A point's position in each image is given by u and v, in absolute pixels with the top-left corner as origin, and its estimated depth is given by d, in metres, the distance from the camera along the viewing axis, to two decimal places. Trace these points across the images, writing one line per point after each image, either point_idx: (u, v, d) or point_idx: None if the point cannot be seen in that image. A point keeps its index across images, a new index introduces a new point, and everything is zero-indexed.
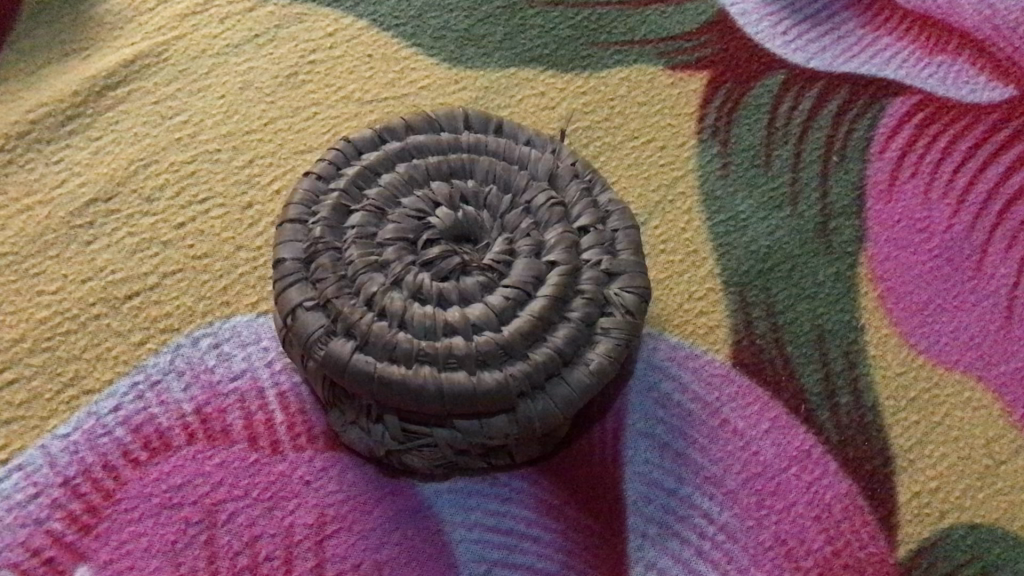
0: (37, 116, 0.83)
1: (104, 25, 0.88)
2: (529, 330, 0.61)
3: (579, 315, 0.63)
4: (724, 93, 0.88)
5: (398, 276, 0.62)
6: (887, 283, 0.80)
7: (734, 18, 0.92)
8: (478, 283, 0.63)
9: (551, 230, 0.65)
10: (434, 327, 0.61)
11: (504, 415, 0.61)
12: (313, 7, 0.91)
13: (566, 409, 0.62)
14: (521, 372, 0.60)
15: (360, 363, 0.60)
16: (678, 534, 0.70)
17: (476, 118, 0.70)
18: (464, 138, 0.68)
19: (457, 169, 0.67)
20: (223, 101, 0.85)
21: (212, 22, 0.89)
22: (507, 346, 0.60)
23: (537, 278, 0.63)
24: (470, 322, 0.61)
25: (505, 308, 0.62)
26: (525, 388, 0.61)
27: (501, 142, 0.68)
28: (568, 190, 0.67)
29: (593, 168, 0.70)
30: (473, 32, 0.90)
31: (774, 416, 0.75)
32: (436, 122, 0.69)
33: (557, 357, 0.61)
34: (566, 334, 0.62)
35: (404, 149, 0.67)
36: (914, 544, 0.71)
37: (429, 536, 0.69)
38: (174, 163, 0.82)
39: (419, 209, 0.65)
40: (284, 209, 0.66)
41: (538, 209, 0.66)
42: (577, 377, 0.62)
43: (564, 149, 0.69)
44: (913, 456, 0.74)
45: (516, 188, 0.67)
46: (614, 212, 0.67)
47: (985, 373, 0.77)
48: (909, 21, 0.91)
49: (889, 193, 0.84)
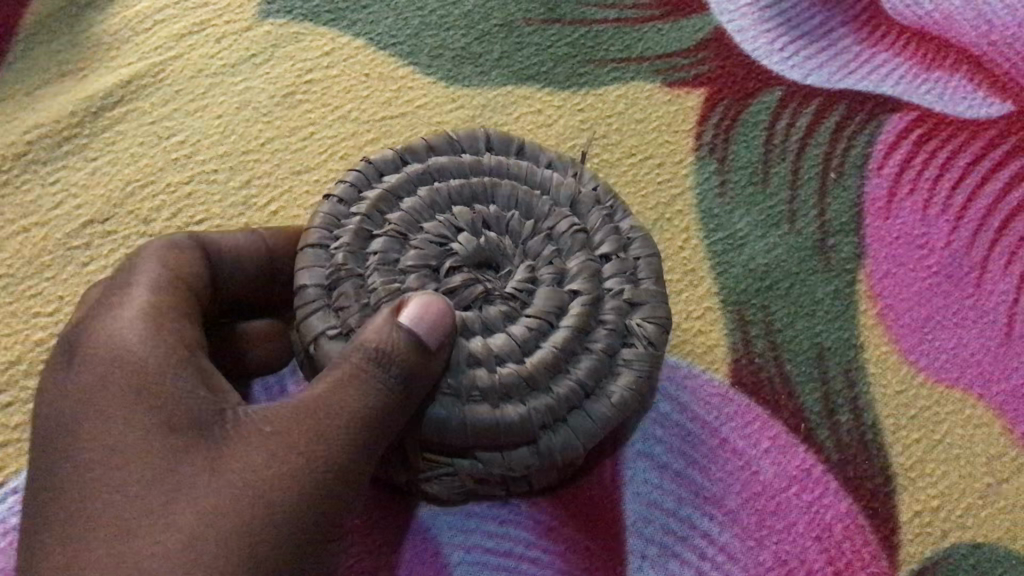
0: (33, 138, 0.83)
1: (101, 46, 0.88)
2: (553, 361, 0.60)
3: (602, 347, 0.62)
4: (722, 110, 0.87)
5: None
6: (887, 301, 0.80)
7: (731, 36, 0.90)
8: (501, 312, 0.61)
9: (574, 258, 0.63)
10: (456, 358, 0.59)
11: (526, 448, 0.60)
12: (311, 27, 0.90)
13: (588, 441, 0.61)
14: (544, 406, 0.60)
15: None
16: (678, 555, 0.70)
17: (496, 139, 0.67)
18: (486, 161, 0.66)
19: (480, 192, 0.64)
20: (220, 120, 0.85)
21: (210, 42, 0.88)
22: (529, 378, 0.59)
23: (560, 307, 0.62)
24: (493, 353, 0.60)
25: (528, 338, 0.60)
26: (547, 421, 0.60)
27: (522, 166, 0.66)
28: (590, 217, 0.65)
29: (613, 192, 0.68)
30: (470, 50, 0.89)
31: (774, 435, 0.74)
32: (458, 143, 0.66)
33: (579, 389, 0.61)
34: (589, 366, 0.61)
35: (427, 170, 0.64)
36: (917, 563, 0.71)
37: (427, 558, 0.69)
38: (171, 183, 0.82)
39: (441, 234, 0.62)
40: (305, 232, 0.63)
41: (561, 235, 0.64)
42: (600, 411, 0.61)
43: (587, 174, 0.68)
44: (914, 475, 0.74)
45: (538, 214, 0.65)
46: (635, 239, 0.66)
47: (985, 391, 0.77)
48: (906, 37, 0.89)
49: (888, 210, 0.83)
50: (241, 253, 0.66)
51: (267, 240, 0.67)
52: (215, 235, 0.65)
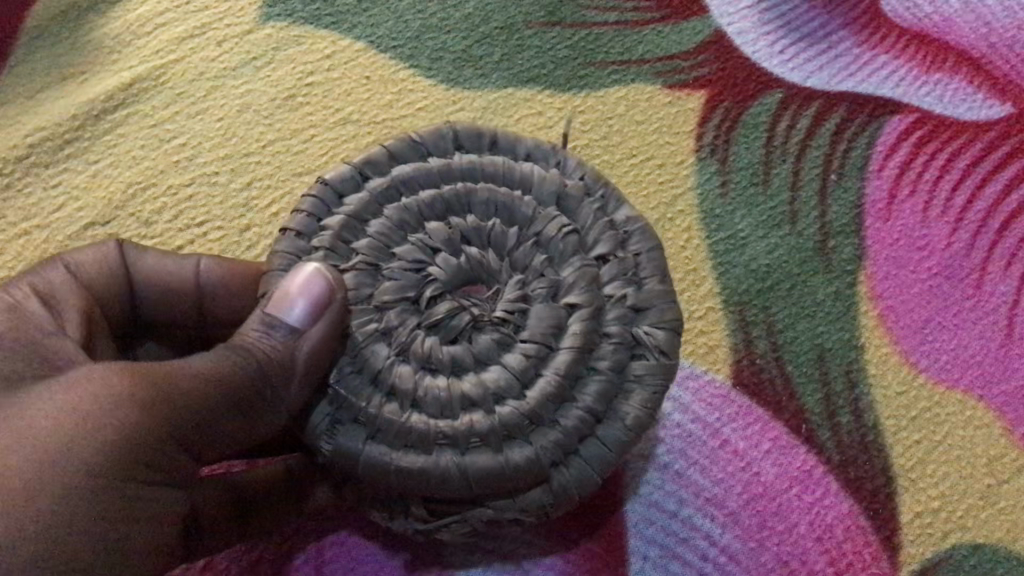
0: (35, 141, 0.84)
1: (102, 49, 0.88)
2: (556, 392, 0.54)
3: (609, 366, 0.55)
4: (722, 111, 0.87)
5: (403, 345, 0.54)
6: (887, 302, 0.80)
7: (731, 38, 0.90)
8: (493, 341, 0.55)
9: (568, 267, 0.57)
10: (451, 403, 0.53)
11: (540, 488, 0.55)
12: (311, 29, 0.89)
13: (606, 470, 0.56)
14: (552, 442, 0.54)
15: (375, 455, 0.53)
16: (679, 557, 0.71)
17: (466, 133, 0.60)
18: (456, 163, 0.58)
19: (454, 203, 0.57)
20: (222, 123, 0.85)
21: (210, 45, 0.88)
22: (532, 415, 0.54)
23: (557, 327, 0.55)
24: (490, 391, 0.54)
25: (525, 367, 0.54)
26: (558, 457, 0.54)
27: (498, 162, 0.58)
28: (580, 213, 0.58)
29: (604, 177, 0.60)
30: (471, 52, 0.89)
31: (775, 436, 0.75)
32: (422, 146, 0.59)
33: (589, 417, 0.55)
34: (596, 390, 0.55)
35: (393, 185, 0.57)
36: (918, 564, 0.72)
37: (429, 559, 0.71)
38: (172, 186, 0.83)
39: (416, 259, 0.56)
40: (266, 275, 0.56)
41: (551, 241, 0.57)
42: (614, 436, 0.55)
43: (570, 160, 0.60)
44: (914, 476, 0.75)
45: (522, 219, 0.57)
46: (634, 231, 0.59)
47: (986, 392, 0.77)
48: (906, 39, 0.88)
49: (888, 212, 0.83)
50: (164, 283, 0.62)
51: (202, 275, 0.63)
52: (145, 256, 0.61)
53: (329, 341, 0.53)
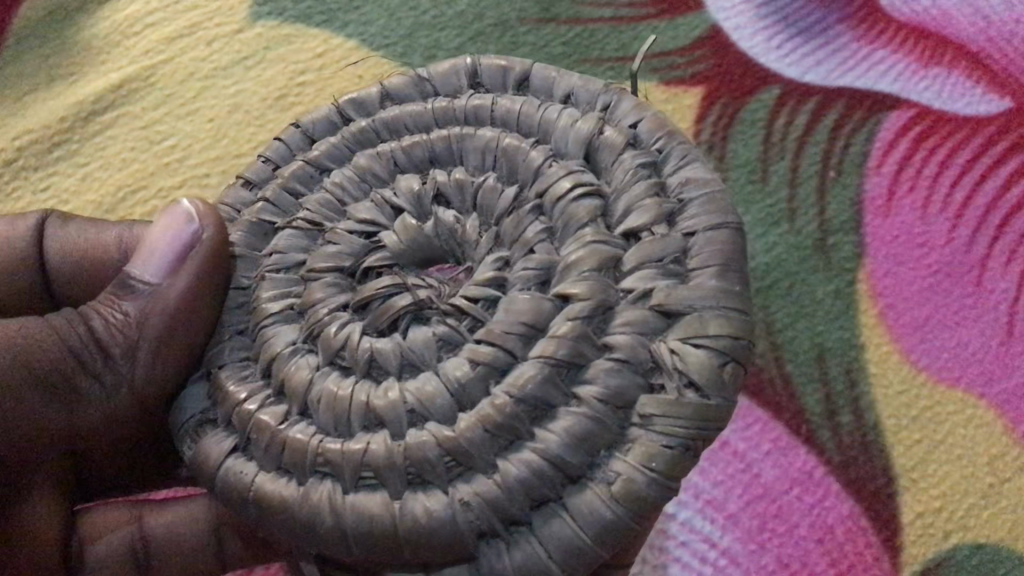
0: (23, 144, 0.83)
1: (92, 49, 0.87)
2: (509, 420, 0.45)
3: (593, 395, 0.46)
4: (719, 108, 0.86)
5: (313, 330, 0.50)
6: (886, 300, 0.79)
7: (727, 33, 0.89)
8: (435, 336, 0.48)
9: (569, 245, 0.49)
10: (346, 417, 0.47)
11: (465, 562, 0.46)
12: (302, 28, 0.88)
13: (566, 557, 0.45)
14: (479, 497, 0.45)
15: (236, 472, 0.49)
16: (677, 560, 0.71)
17: (487, 71, 0.56)
18: (460, 104, 0.54)
19: (441, 155, 0.53)
20: (212, 124, 0.84)
21: (200, 44, 0.87)
22: (460, 454, 0.45)
23: (531, 326, 0.47)
24: (405, 405, 0.46)
25: (468, 379, 0.46)
26: (492, 522, 0.45)
27: (517, 105, 0.54)
28: (614, 174, 0.51)
29: (668, 128, 0.53)
30: (463, 49, 0.88)
31: (775, 437, 0.75)
32: (429, 82, 0.57)
33: (550, 467, 0.45)
34: (565, 427, 0.45)
35: (371, 129, 0.55)
36: (920, 565, 0.71)
37: None
38: (162, 189, 0.82)
39: (372, 220, 0.52)
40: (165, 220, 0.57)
41: (554, 206, 0.50)
42: (584, 503, 0.45)
43: (624, 104, 0.54)
44: (915, 476, 0.73)
45: (524, 176, 0.51)
46: (690, 203, 0.50)
47: (986, 390, 0.76)
48: (904, 33, 0.88)
49: (887, 209, 0.82)
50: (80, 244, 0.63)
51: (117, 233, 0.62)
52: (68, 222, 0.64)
53: (176, 320, 0.54)
